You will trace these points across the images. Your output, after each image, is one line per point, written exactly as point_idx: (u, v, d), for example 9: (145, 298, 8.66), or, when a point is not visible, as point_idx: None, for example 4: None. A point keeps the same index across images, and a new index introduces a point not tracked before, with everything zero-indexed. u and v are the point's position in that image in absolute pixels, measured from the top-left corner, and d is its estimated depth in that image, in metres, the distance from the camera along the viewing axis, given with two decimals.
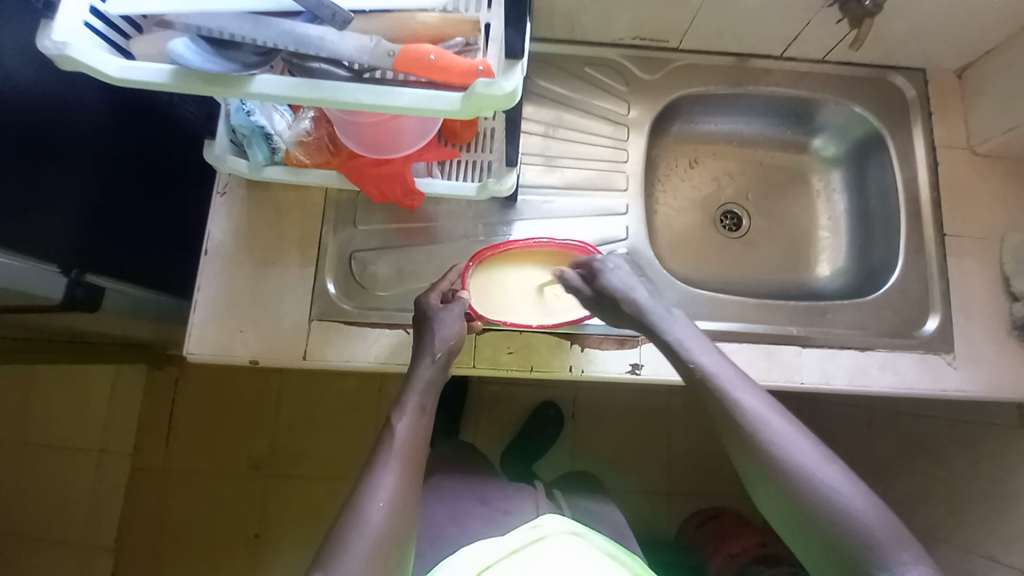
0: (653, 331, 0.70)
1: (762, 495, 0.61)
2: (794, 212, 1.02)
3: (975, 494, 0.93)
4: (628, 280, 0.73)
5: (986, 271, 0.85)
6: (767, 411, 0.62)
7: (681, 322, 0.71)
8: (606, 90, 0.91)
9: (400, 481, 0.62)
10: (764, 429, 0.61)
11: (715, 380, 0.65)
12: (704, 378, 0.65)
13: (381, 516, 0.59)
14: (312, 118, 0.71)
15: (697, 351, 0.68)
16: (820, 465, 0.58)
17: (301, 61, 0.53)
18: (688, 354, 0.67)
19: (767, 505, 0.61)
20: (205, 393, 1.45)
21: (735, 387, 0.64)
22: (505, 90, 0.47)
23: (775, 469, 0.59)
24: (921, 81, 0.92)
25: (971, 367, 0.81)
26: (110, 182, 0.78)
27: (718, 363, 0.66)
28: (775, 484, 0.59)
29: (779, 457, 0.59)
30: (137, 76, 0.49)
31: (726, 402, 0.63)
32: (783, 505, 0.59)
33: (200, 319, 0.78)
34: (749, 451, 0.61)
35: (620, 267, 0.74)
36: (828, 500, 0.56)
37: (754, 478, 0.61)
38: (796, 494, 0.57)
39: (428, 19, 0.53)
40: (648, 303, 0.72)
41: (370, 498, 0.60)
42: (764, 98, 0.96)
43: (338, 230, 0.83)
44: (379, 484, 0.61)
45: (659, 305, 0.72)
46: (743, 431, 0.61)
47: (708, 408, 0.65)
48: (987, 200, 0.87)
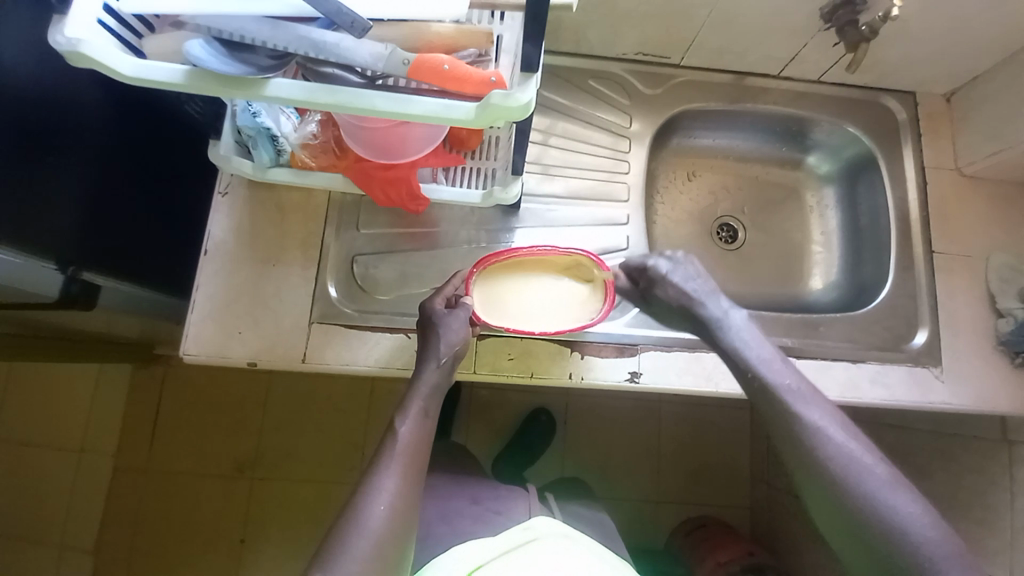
0: (713, 336, 0.73)
1: (818, 508, 0.60)
2: (787, 226, 1.05)
3: (957, 507, 0.95)
4: (690, 286, 0.76)
5: (972, 288, 0.88)
6: (832, 424, 0.61)
7: (745, 327, 0.72)
8: (609, 102, 0.93)
9: (401, 483, 0.62)
10: (826, 437, 0.60)
11: (778, 388, 0.65)
12: (767, 385, 0.66)
13: (382, 519, 0.59)
14: (319, 121, 0.72)
15: (760, 356, 0.69)
16: (883, 480, 0.57)
17: (315, 66, 0.54)
18: (749, 359, 0.68)
19: (823, 519, 0.59)
20: (193, 393, 1.43)
21: (801, 397, 0.64)
22: (520, 103, 0.48)
23: (834, 482, 0.58)
24: (912, 105, 0.96)
25: (957, 381, 0.84)
26: (110, 179, 0.77)
27: (788, 374, 0.66)
28: (833, 498, 0.58)
29: (840, 469, 0.58)
30: (151, 74, 0.49)
31: (791, 413, 0.63)
32: (843, 521, 0.57)
33: (198, 318, 0.77)
34: (808, 462, 0.60)
35: (685, 271, 0.77)
36: (888, 517, 0.55)
37: (810, 491, 0.60)
38: (855, 508, 0.56)
39: (443, 30, 0.53)
40: (709, 310, 0.74)
41: (371, 500, 0.60)
42: (761, 115, 0.98)
43: (341, 233, 0.83)
44: (381, 487, 0.61)
45: (723, 310, 0.74)
46: (806, 441, 0.60)
47: (765, 413, 0.65)
48: (974, 221, 0.90)
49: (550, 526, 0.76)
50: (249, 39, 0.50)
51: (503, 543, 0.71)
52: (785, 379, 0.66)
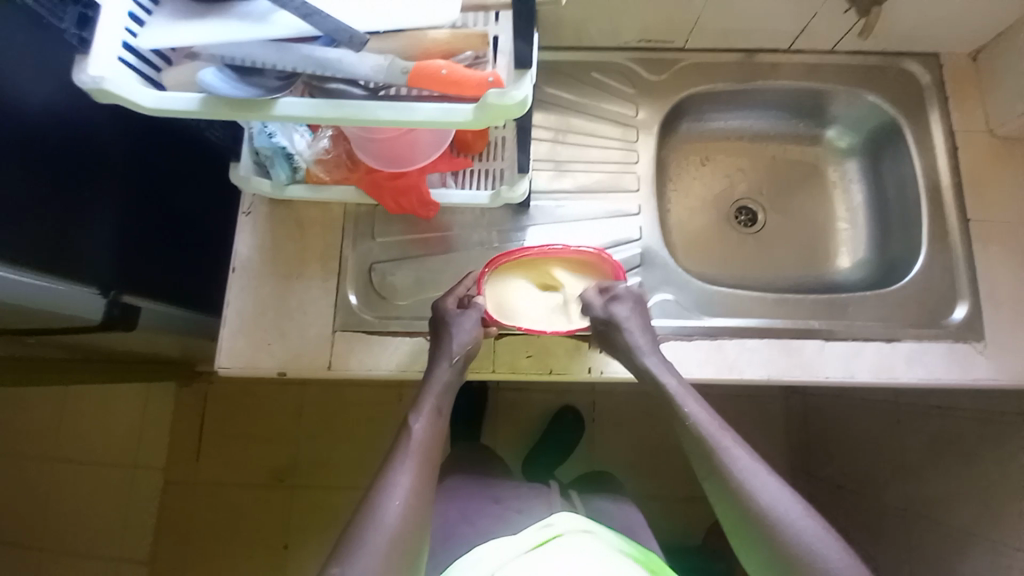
0: (648, 376, 0.71)
1: (742, 544, 0.61)
2: (809, 205, 1.01)
3: (1010, 491, 0.90)
4: (637, 320, 0.75)
5: (1012, 257, 0.83)
6: (753, 462, 0.62)
7: (670, 367, 0.72)
8: (614, 93, 0.92)
9: (417, 479, 0.64)
10: (747, 477, 0.61)
11: (702, 428, 0.65)
12: (692, 426, 0.66)
13: (398, 513, 0.60)
14: (330, 137, 0.75)
15: (686, 397, 0.68)
16: (801, 514, 0.58)
17: (320, 83, 0.56)
18: (681, 401, 0.68)
19: (748, 555, 0.60)
20: (232, 407, 1.49)
21: (724, 436, 0.64)
22: (516, 99, 0.49)
23: (759, 518, 0.59)
24: (936, 67, 0.91)
25: (1001, 356, 0.79)
26: (141, 205, 0.82)
27: (709, 413, 0.67)
28: (756, 534, 0.59)
29: (762, 506, 0.59)
30: (169, 105, 0.52)
31: (715, 454, 0.63)
32: (766, 554, 0.58)
33: (229, 333, 0.81)
34: (732, 500, 0.61)
35: (632, 303, 0.75)
36: (807, 551, 0.56)
37: (735, 527, 0.61)
38: (779, 543, 0.57)
39: (438, 36, 0.54)
40: (645, 347, 0.73)
41: (387, 495, 0.62)
42: (772, 92, 0.96)
43: (357, 244, 0.85)
44: (397, 482, 0.63)
45: (653, 349, 0.73)
46: (730, 481, 0.61)
47: (693, 452, 0.66)
48: (1010, 185, 0.85)
49: (571, 521, 0.77)
50: (257, 62, 0.52)
51: (526, 540, 0.72)
52: (704, 418, 0.66)
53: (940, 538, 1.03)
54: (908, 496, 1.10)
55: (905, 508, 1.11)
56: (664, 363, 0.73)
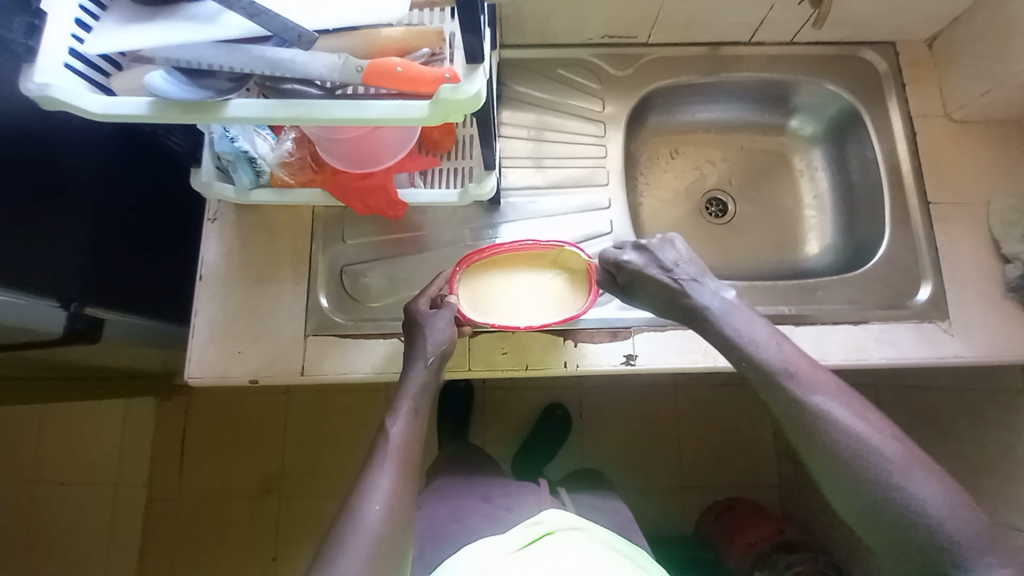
0: (713, 318, 0.71)
1: (825, 480, 0.61)
2: (778, 193, 1.03)
3: (985, 466, 0.92)
4: (690, 267, 0.74)
5: (974, 236, 0.85)
6: (840, 399, 0.62)
7: (739, 308, 0.71)
8: (581, 89, 0.93)
9: (397, 483, 0.63)
10: (835, 416, 0.61)
11: (781, 368, 0.65)
12: (770, 366, 0.65)
13: (378, 517, 0.60)
14: (294, 139, 0.75)
15: (761, 337, 0.68)
16: (889, 445, 0.59)
17: (274, 83, 0.56)
18: (753, 341, 0.67)
19: (832, 491, 0.61)
20: (214, 419, 1.47)
21: (805, 375, 0.64)
22: (469, 93, 0.49)
23: (851, 454, 0.59)
24: (893, 55, 0.93)
25: (967, 333, 0.81)
26: (103, 215, 0.80)
27: (789, 351, 0.66)
28: (845, 471, 0.59)
29: (855, 441, 0.59)
30: (119, 109, 0.51)
31: (798, 393, 0.63)
32: (854, 488, 0.59)
33: (199, 342, 0.80)
34: (818, 437, 0.61)
35: (678, 253, 0.75)
36: (897, 485, 0.57)
37: (821, 465, 0.61)
38: (867, 474, 0.58)
39: (393, 33, 0.54)
40: (706, 292, 0.72)
41: (367, 500, 0.61)
42: (738, 84, 0.97)
43: (328, 247, 0.85)
44: (376, 485, 0.62)
45: (714, 292, 0.73)
46: (812, 419, 0.62)
47: (769, 391, 0.65)
48: (969, 167, 0.87)
49: (562, 517, 0.76)
50: (207, 65, 0.52)
51: (514, 539, 0.71)
52: (784, 357, 0.66)
53: None
54: None
55: None
56: (731, 305, 0.72)
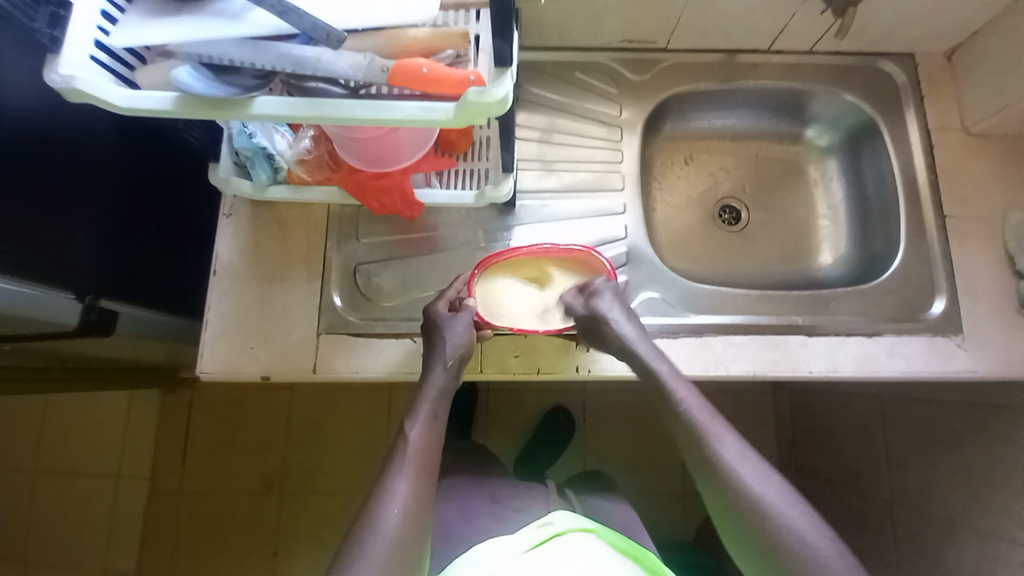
0: (639, 362, 0.71)
1: (727, 530, 0.62)
2: (791, 204, 1.03)
3: (993, 483, 0.91)
4: (620, 311, 0.74)
5: (988, 251, 0.84)
6: (741, 449, 0.63)
7: (661, 356, 0.72)
8: (598, 93, 0.93)
9: (415, 486, 0.63)
10: (734, 465, 0.62)
11: (693, 415, 0.66)
12: (684, 414, 0.67)
13: (395, 521, 0.59)
14: (312, 137, 0.74)
15: (676, 384, 0.69)
16: (783, 499, 0.59)
17: (298, 81, 0.56)
18: (671, 387, 0.69)
19: (735, 544, 0.61)
20: (218, 414, 1.47)
21: (715, 424, 0.65)
22: (497, 97, 0.48)
23: (747, 505, 0.59)
24: (911, 67, 0.93)
25: (981, 348, 0.81)
26: (120, 207, 0.81)
27: (699, 401, 0.67)
28: (741, 520, 0.60)
29: (749, 493, 0.60)
30: (145, 104, 0.51)
31: (707, 442, 0.64)
32: (750, 542, 0.59)
33: (211, 338, 0.80)
34: (719, 489, 0.62)
35: (614, 296, 0.75)
36: (790, 536, 0.57)
37: (722, 514, 0.62)
38: (763, 529, 0.58)
39: (419, 34, 0.53)
40: (633, 335, 0.73)
41: (385, 504, 0.61)
42: (754, 92, 0.97)
43: (342, 245, 0.85)
44: (395, 489, 0.62)
45: (642, 338, 0.73)
46: (716, 464, 0.62)
47: (680, 437, 0.67)
48: (985, 181, 0.87)
49: (573, 519, 0.76)
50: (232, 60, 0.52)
51: (525, 539, 0.71)
52: (695, 405, 0.67)
53: (927, 530, 1.04)
54: (895, 488, 1.12)
55: (891, 500, 1.13)
56: (654, 350, 0.73)
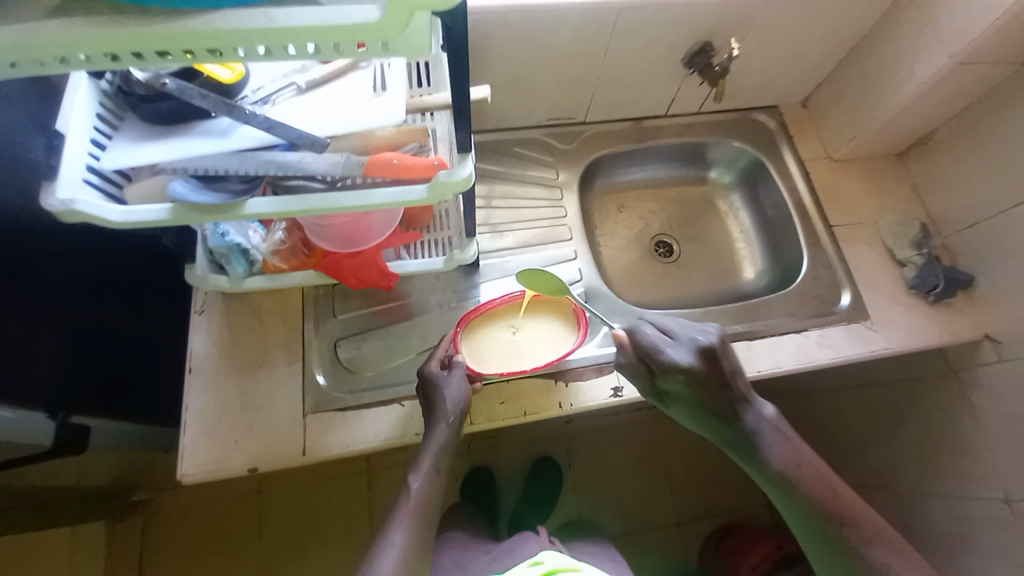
0: (758, 448, 0.77)
1: None
2: (711, 233, 1.20)
3: (940, 446, 1.04)
4: (723, 372, 0.77)
5: (874, 248, 1.02)
6: (873, 529, 0.71)
7: (782, 438, 0.78)
8: (536, 161, 1.08)
9: (409, 535, 0.68)
10: (865, 545, 0.70)
11: (822, 497, 0.73)
12: (810, 497, 0.74)
13: (390, 568, 0.64)
14: (285, 228, 0.80)
15: (802, 470, 0.76)
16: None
17: (281, 181, 0.63)
18: (793, 472, 0.75)
19: None
20: (177, 534, 1.35)
21: (844, 511, 0.72)
22: (462, 176, 0.58)
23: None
24: (778, 116, 1.15)
25: (889, 328, 0.95)
26: (92, 318, 0.81)
27: (823, 483, 0.75)
28: None
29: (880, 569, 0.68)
30: (140, 216, 0.57)
31: (837, 522, 0.72)
32: None
33: (191, 437, 0.78)
34: (850, 562, 0.70)
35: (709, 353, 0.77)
36: None
37: None
38: None
39: (386, 133, 0.62)
40: (756, 418, 0.78)
41: (383, 552, 0.66)
42: (663, 148, 1.15)
43: (320, 325, 0.89)
44: (392, 539, 0.67)
45: (764, 420, 0.78)
46: (846, 543, 0.71)
47: (803, 516, 0.75)
48: (857, 194, 1.07)
49: (562, 558, 0.78)
50: (222, 171, 0.58)
51: None
52: (819, 490, 0.74)
53: (901, 502, 1.15)
54: (869, 471, 1.23)
55: (867, 483, 1.24)
56: (774, 432, 0.78)
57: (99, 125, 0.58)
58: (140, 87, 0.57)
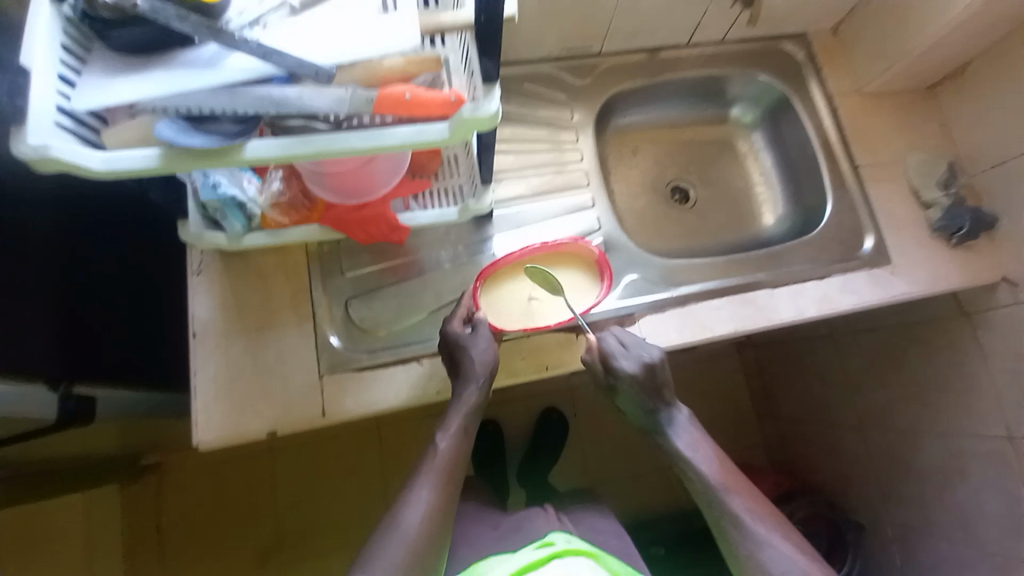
0: (668, 439, 0.78)
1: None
2: (729, 177, 1.15)
3: (942, 386, 1.05)
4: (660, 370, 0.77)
5: (899, 189, 0.98)
6: (756, 512, 0.72)
7: (692, 431, 0.79)
8: (547, 100, 1.00)
9: (436, 493, 0.67)
10: (750, 526, 0.70)
11: (712, 482, 0.74)
12: (703, 484, 0.75)
13: (415, 522, 0.64)
14: (281, 178, 0.71)
15: (699, 462, 0.76)
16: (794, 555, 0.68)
17: (280, 121, 0.55)
18: (693, 463, 0.76)
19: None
20: (192, 493, 1.36)
21: (733, 493, 0.73)
22: (489, 112, 0.53)
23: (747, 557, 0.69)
24: (806, 44, 1.07)
25: (911, 271, 0.93)
26: (78, 284, 0.74)
27: (719, 473, 0.75)
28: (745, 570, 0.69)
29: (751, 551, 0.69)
30: (125, 163, 0.50)
31: (719, 501, 0.73)
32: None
33: (203, 403, 0.75)
34: (730, 543, 0.71)
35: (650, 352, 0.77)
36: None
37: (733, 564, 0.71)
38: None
39: (394, 63, 0.53)
40: (675, 411, 0.80)
41: (407, 508, 0.66)
42: (681, 83, 1.08)
43: (328, 282, 0.84)
44: (416, 497, 0.67)
45: (677, 413, 0.80)
46: (731, 525, 0.71)
47: (702, 504, 0.75)
48: (886, 130, 1.01)
49: (573, 541, 0.72)
50: (212, 110, 0.51)
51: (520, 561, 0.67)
52: (714, 478, 0.75)
53: (894, 440, 1.17)
54: (862, 413, 1.24)
55: (859, 424, 1.26)
56: (686, 424, 0.79)
57: (65, 57, 0.50)
58: (105, 10, 0.48)
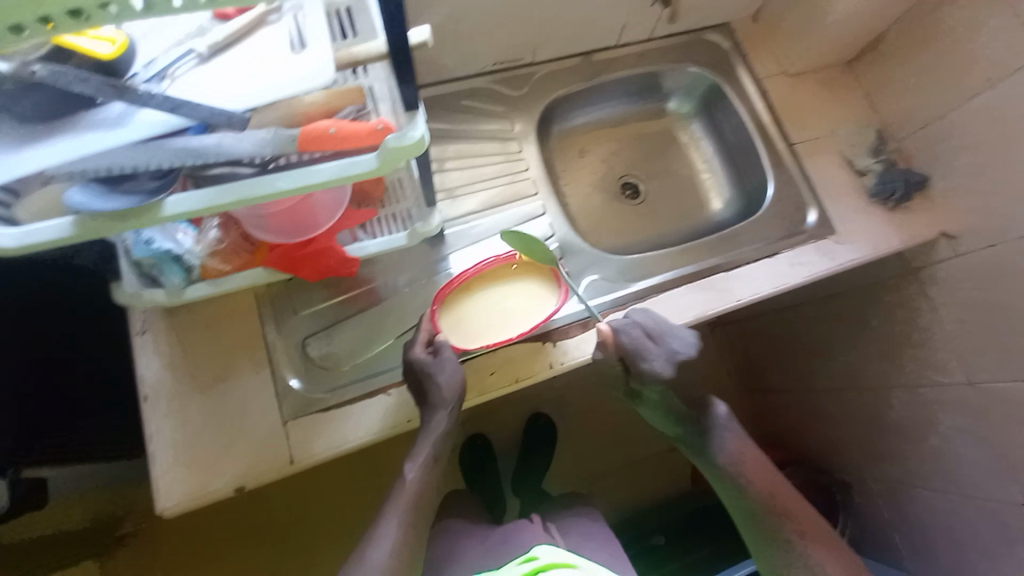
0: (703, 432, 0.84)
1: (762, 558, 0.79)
2: (675, 166, 1.18)
3: (899, 342, 1.10)
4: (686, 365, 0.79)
5: (835, 160, 1.02)
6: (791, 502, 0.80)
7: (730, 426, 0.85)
8: (487, 114, 1.00)
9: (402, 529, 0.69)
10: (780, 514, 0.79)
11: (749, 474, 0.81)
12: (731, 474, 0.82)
13: (381, 559, 0.66)
14: (218, 226, 0.70)
15: (729, 451, 0.83)
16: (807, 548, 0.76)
17: (202, 171, 0.54)
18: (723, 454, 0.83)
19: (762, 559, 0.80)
20: (172, 559, 1.28)
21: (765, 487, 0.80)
22: (414, 139, 0.52)
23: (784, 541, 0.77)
24: (730, 33, 1.10)
25: (855, 239, 0.96)
26: (10, 365, 0.70)
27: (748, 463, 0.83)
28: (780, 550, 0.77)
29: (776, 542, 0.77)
30: (40, 236, 0.48)
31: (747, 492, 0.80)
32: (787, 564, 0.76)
33: (162, 469, 0.72)
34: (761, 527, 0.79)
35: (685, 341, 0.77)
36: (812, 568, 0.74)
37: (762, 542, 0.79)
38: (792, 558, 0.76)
39: (314, 99, 0.55)
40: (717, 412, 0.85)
41: (374, 545, 0.67)
42: (616, 83, 1.10)
43: (282, 323, 0.81)
44: (383, 529, 0.68)
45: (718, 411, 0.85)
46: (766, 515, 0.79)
47: (733, 492, 0.82)
48: (815, 106, 1.05)
49: (557, 552, 0.71)
50: (128, 169, 0.48)
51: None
52: (747, 471, 0.81)
53: (864, 399, 1.22)
54: (832, 375, 1.29)
55: (832, 387, 1.30)
56: (726, 421, 0.85)
57: None
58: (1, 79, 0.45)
